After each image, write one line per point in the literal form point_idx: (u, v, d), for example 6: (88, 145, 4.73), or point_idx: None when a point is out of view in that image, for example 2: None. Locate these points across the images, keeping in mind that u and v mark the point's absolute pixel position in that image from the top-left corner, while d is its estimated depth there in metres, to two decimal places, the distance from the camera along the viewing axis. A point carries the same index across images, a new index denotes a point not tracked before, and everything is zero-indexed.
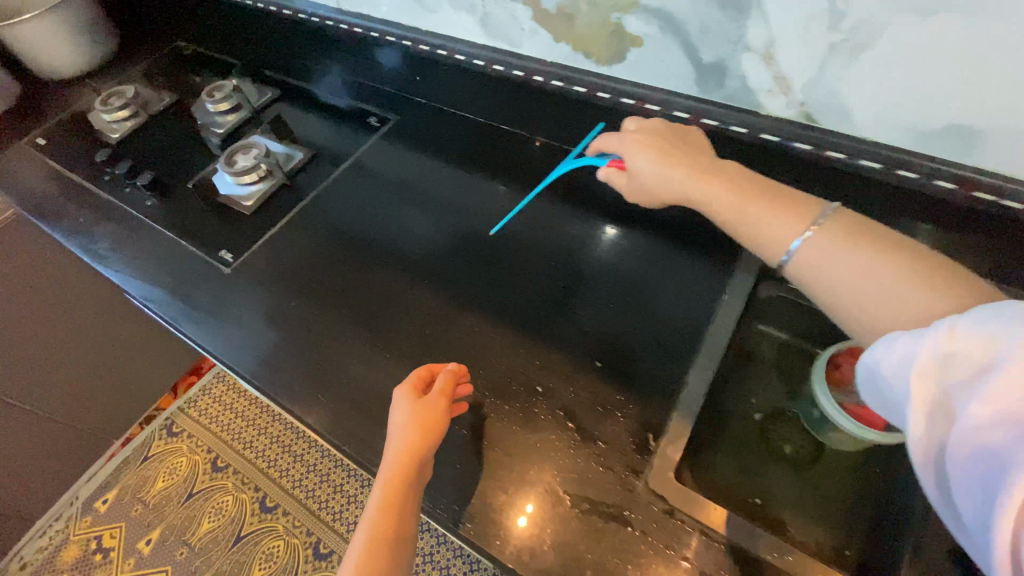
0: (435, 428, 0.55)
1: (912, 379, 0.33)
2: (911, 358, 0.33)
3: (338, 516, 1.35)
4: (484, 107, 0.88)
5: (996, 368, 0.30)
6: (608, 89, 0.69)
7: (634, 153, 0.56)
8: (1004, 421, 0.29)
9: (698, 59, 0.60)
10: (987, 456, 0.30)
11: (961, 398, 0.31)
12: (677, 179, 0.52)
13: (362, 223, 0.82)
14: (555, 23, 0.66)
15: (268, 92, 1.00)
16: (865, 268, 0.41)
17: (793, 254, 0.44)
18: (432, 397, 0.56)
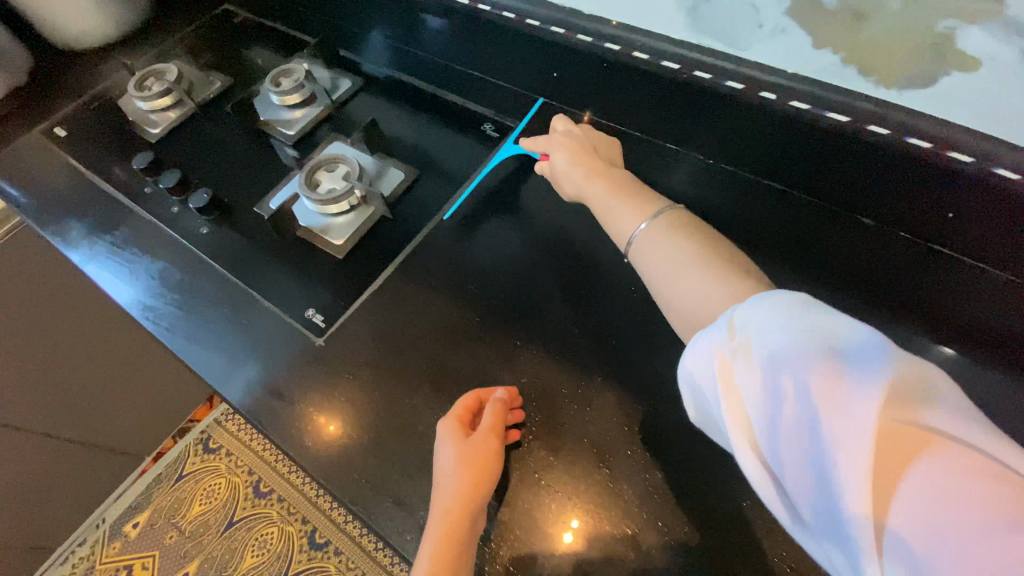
0: (489, 475, 0.48)
1: (724, 390, 0.35)
2: (717, 367, 0.35)
3: (396, 560, 1.21)
4: (651, 119, 0.67)
5: (781, 362, 0.32)
6: (888, 123, 0.46)
7: (561, 157, 0.60)
8: (809, 405, 0.31)
9: None
10: (804, 446, 0.31)
11: (761, 396, 0.33)
12: (580, 184, 0.58)
13: (489, 274, 0.62)
14: (831, 20, 0.47)
15: (347, 81, 0.79)
16: (676, 250, 0.46)
17: (633, 237, 0.50)
18: (482, 436, 0.48)
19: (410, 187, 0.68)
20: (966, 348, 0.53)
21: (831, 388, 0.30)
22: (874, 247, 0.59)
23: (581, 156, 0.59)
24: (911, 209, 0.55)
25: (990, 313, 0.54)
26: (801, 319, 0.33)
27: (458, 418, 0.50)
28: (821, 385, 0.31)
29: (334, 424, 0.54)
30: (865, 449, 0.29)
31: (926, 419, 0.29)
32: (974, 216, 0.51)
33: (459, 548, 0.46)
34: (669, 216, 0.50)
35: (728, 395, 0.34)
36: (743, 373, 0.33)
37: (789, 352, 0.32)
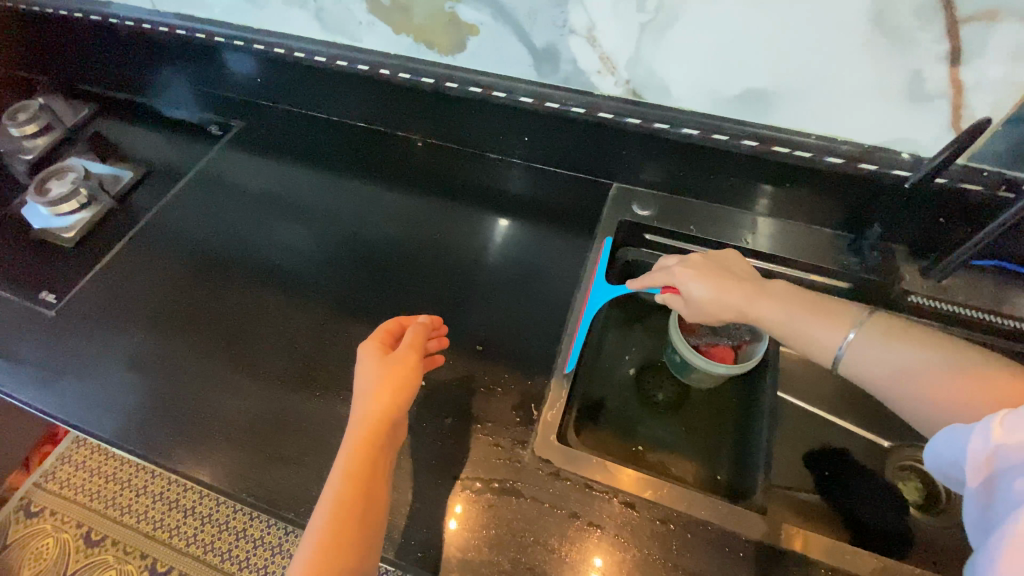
0: (407, 385, 0.54)
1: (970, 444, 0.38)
2: (978, 433, 0.38)
3: (246, 564, 1.24)
4: (337, 105, 0.85)
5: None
6: (455, 79, 0.70)
7: (695, 283, 0.59)
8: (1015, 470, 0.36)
9: (532, 45, 0.63)
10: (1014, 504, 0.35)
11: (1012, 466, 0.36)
12: (740, 305, 0.57)
13: (216, 237, 0.77)
14: (391, 14, 0.66)
15: (85, 109, 0.90)
16: (896, 356, 0.48)
17: (841, 351, 0.51)
18: (405, 350, 0.56)
19: (139, 184, 0.80)
20: (554, 227, 0.77)
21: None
22: (502, 172, 0.83)
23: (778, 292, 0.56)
24: (508, 142, 0.80)
25: (567, 201, 0.79)
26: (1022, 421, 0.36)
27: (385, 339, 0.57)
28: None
29: (201, 474, 0.57)
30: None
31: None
32: (536, 137, 0.76)
33: (379, 446, 0.51)
34: (876, 321, 0.50)
35: (977, 454, 0.38)
36: (1005, 449, 0.36)
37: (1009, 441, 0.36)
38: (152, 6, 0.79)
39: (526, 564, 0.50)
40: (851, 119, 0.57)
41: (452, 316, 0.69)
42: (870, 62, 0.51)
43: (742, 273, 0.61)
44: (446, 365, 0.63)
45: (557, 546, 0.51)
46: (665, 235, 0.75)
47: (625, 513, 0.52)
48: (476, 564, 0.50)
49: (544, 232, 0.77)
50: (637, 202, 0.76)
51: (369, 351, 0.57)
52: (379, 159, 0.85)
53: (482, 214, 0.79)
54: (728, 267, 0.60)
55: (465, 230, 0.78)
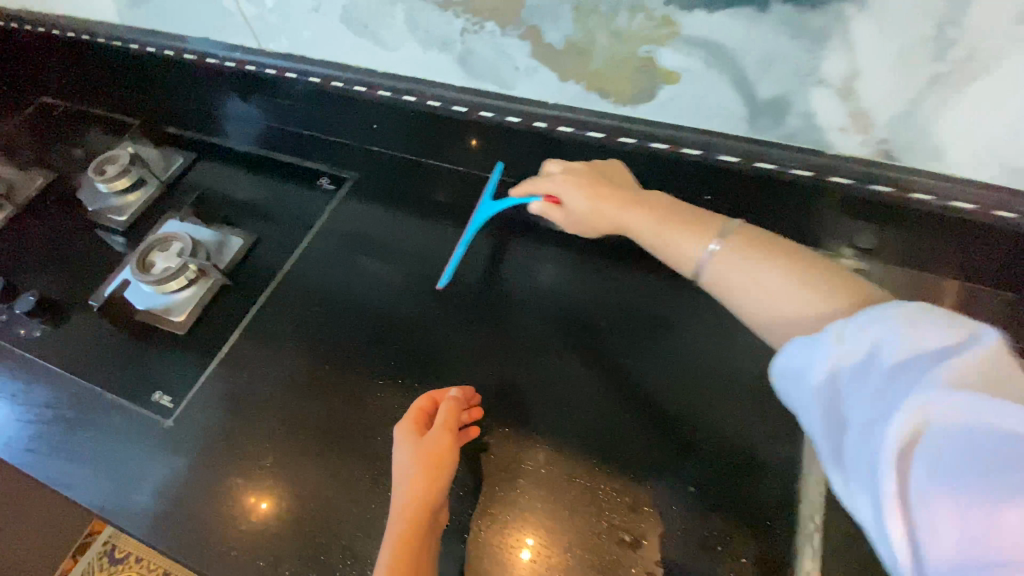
0: (444, 467, 0.51)
1: (819, 370, 0.37)
2: (821, 355, 0.36)
3: None
4: (464, 150, 0.71)
5: (880, 358, 0.34)
6: (633, 132, 0.56)
7: (690, 243, 0.47)
8: (910, 395, 0.32)
9: (753, 96, 0.49)
10: (871, 415, 0.34)
11: (855, 380, 0.35)
12: (614, 215, 0.53)
13: (335, 317, 0.65)
14: (563, 58, 0.53)
15: (177, 157, 0.80)
16: (765, 278, 0.42)
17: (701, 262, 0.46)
18: (435, 433, 0.52)
19: (249, 252, 0.70)
20: None
21: (921, 379, 0.33)
22: None
23: (744, 242, 0.45)
24: None
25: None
26: (914, 317, 0.35)
27: (414, 421, 0.54)
28: (905, 382, 0.33)
29: (267, 502, 0.54)
30: (898, 434, 0.32)
31: (985, 403, 0.31)
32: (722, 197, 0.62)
33: (420, 540, 0.48)
34: (731, 248, 0.45)
35: (819, 367, 0.37)
36: (845, 363, 0.36)
37: (887, 354, 0.34)
38: (257, 45, 0.68)
39: None
40: None
41: (635, 430, 0.55)
42: None
43: (623, 182, 0.56)
44: (645, 509, 0.52)
45: None
46: None
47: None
48: None
49: None
50: None
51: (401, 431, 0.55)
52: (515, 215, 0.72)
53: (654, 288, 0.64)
54: (750, 228, 0.46)
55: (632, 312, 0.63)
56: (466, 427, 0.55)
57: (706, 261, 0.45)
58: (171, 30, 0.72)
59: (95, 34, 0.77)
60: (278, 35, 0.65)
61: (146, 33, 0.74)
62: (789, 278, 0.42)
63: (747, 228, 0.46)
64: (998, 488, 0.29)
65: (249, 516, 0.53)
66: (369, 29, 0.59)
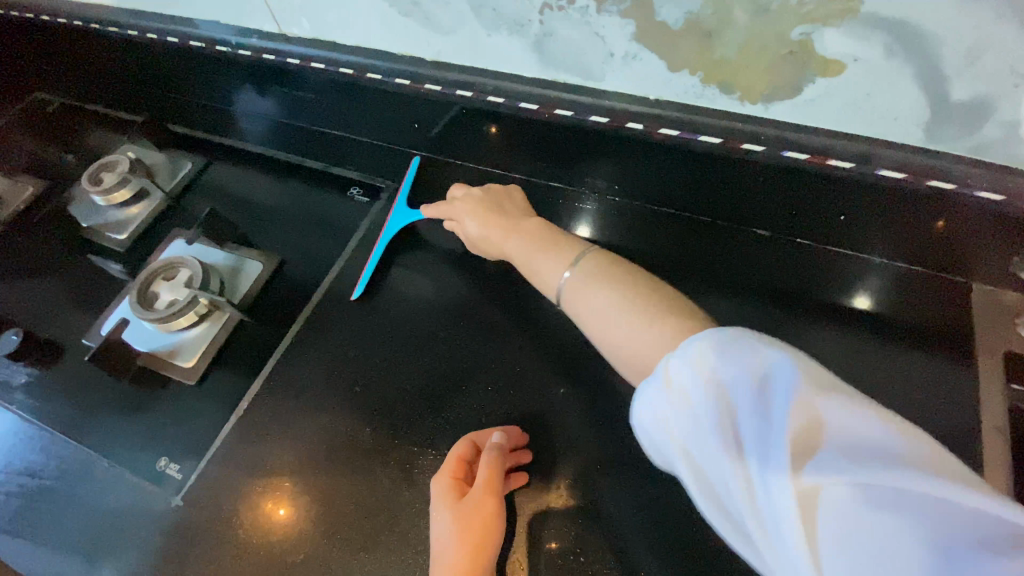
0: (489, 542, 0.42)
1: (653, 414, 0.32)
2: (653, 394, 0.32)
3: None
4: (528, 154, 0.59)
5: (714, 399, 0.29)
6: (762, 139, 0.43)
7: (551, 268, 0.45)
8: (761, 459, 0.27)
9: (943, 96, 0.37)
10: (737, 485, 0.28)
11: (693, 429, 0.30)
12: (501, 241, 0.51)
13: (378, 355, 0.53)
14: (678, 44, 0.40)
15: (184, 162, 0.69)
16: (596, 300, 0.40)
17: (560, 289, 0.44)
18: (479, 496, 0.42)
19: (272, 279, 0.59)
20: (876, 349, 0.52)
21: (758, 431, 0.28)
22: (778, 257, 0.56)
23: (597, 267, 0.43)
24: (801, 217, 0.53)
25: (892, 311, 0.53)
26: (727, 343, 0.30)
27: (452, 476, 0.44)
28: (742, 433, 0.28)
29: (286, 506, 0.47)
30: (791, 494, 0.26)
31: (883, 460, 0.26)
32: (862, 216, 0.49)
33: None
34: (593, 262, 0.43)
35: (660, 424, 0.31)
36: (667, 404, 0.31)
37: (711, 390, 0.29)
38: (275, 29, 0.56)
39: None
40: None
41: None
42: None
43: (518, 207, 0.54)
44: None
45: None
46: None
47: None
48: None
49: (866, 354, 0.51)
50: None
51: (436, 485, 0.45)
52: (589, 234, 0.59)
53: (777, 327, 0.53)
54: (622, 259, 0.43)
55: None
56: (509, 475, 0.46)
57: (564, 286, 0.43)
58: (173, 13, 0.60)
59: (85, 19, 0.66)
60: (303, 16, 0.53)
61: (143, 16, 0.62)
62: (624, 304, 0.39)
63: (611, 256, 0.44)
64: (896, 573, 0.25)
65: (268, 527, 0.47)
66: (419, 8, 0.47)
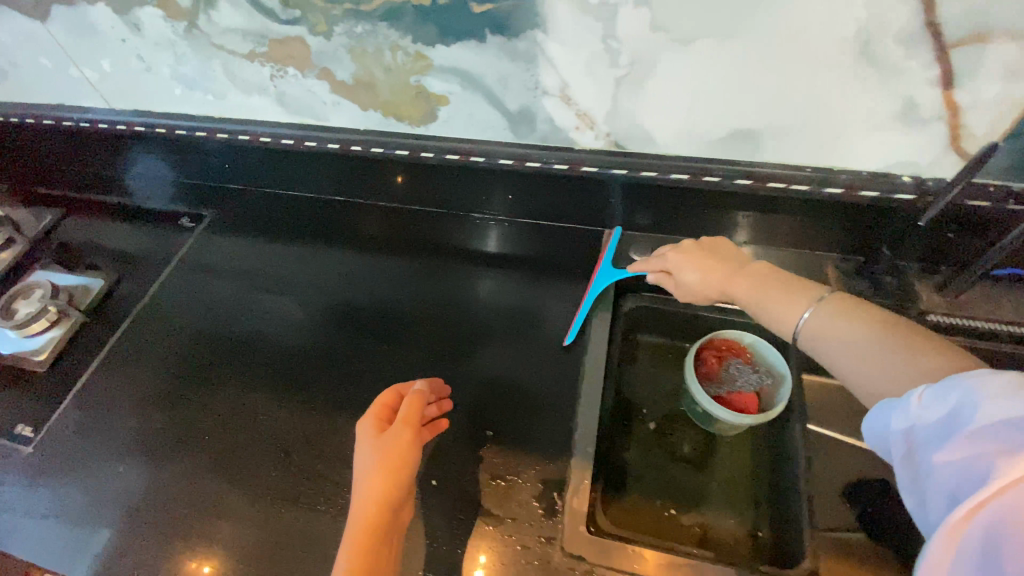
0: (405, 461, 0.53)
1: (891, 421, 0.38)
2: (898, 409, 0.38)
3: None
4: (309, 181, 0.82)
5: (961, 425, 0.34)
6: (431, 148, 0.67)
7: (790, 306, 0.50)
8: (974, 473, 0.33)
9: (505, 109, 0.60)
10: (947, 485, 0.35)
11: (928, 440, 0.36)
12: (723, 286, 0.57)
13: (204, 329, 0.74)
14: (357, 92, 0.63)
15: (47, 214, 0.86)
16: (848, 337, 0.45)
17: (800, 327, 0.48)
18: (402, 423, 0.55)
19: (111, 290, 0.76)
20: (552, 281, 0.75)
21: (995, 454, 0.33)
22: (491, 232, 0.80)
23: (841, 306, 0.47)
24: (492, 200, 0.76)
25: (559, 256, 0.76)
26: (1014, 390, 0.33)
27: (377, 416, 0.56)
28: (982, 455, 0.33)
29: (209, 565, 0.56)
30: (977, 501, 0.32)
31: None
32: (521, 194, 0.73)
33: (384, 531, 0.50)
34: (835, 299, 0.48)
35: (896, 432, 0.38)
36: (922, 422, 0.36)
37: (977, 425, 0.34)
38: (106, 106, 0.76)
39: None
40: (850, 151, 0.55)
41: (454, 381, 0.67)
42: (860, 88, 0.49)
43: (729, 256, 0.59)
44: (457, 458, 0.59)
45: None
46: None
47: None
48: None
49: (544, 285, 0.75)
50: (632, 247, 0.72)
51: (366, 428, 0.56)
52: (360, 232, 0.82)
53: (510, 279, 0.76)
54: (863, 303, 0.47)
55: (463, 300, 0.74)
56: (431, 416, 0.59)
57: (803, 324, 0.48)
58: (25, 100, 0.78)
59: None
60: (124, 95, 0.73)
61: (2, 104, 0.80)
62: (882, 344, 0.43)
63: (850, 298, 0.48)
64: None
65: None
66: (200, 84, 0.68)
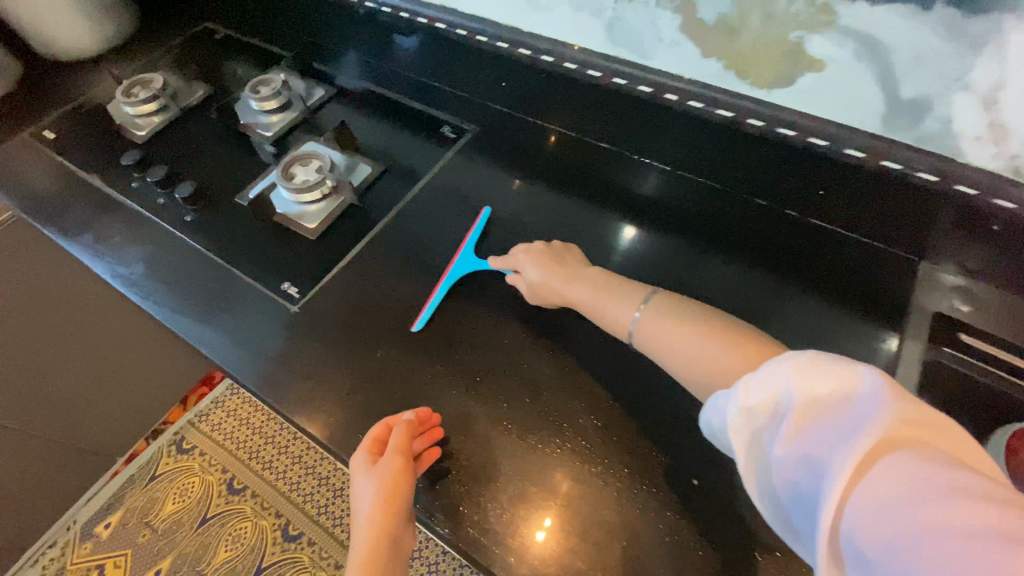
0: (399, 497, 0.53)
1: (729, 421, 0.40)
2: (732, 401, 0.40)
3: None
4: (585, 122, 0.78)
5: (788, 408, 0.36)
6: (762, 115, 0.58)
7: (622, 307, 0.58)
8: (813, 467, 0.33)
9: (893, 94, 0.51)
10: (791, 479, 0.35)
11: (768, 432, 0.37)
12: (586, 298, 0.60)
13: (441, 256, 0.70)
14: (711, 35, 0.56)
15: (319, 89, 0.88)
16: (673, 332, 0.53)
17: (633, 325, 0.56)
18: (385, 459, 0.53)
19: (376, 179, 0.77)
20: (837, 305, 0.65)
21: (822, 427, 0.34)
22: (773, 226, 0.71)
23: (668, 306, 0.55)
24: (792, 191, 0.68)
25: (855, 276, 0.66)
26: (810, 367, 0.36)
27: (368, 449, 0.55)
28: (799, 432, 0.35)
29: (438, 509, 0.54)
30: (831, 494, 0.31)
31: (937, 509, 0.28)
32: (836, 193, 0.64)
33: (387, 558, 0.54)
34: (661, 297, 0.56)
35: (732, 424, 0.39)
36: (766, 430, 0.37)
37: (787, 428, 0.35)
38: None
39: None
40: None
41: None
42: None
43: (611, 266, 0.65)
44: (724, 466, 0.54)
45: None
46: (1003, 344, 0.59)
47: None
48: None
49: (826, 308, 0.65)
50: (954, 294, 0.62)
51: (359, 455, 0.56)
52: (619, 188, 0.77)
53: (799, 299, 0.66)
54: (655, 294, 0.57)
55: (728, 294, 0.67)
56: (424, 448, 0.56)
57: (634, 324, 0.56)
58: None
59: None
60: None
61: None
62: (690, 331, 0.51)
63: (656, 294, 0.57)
64: (970, 562, 0.26)
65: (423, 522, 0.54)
66: None
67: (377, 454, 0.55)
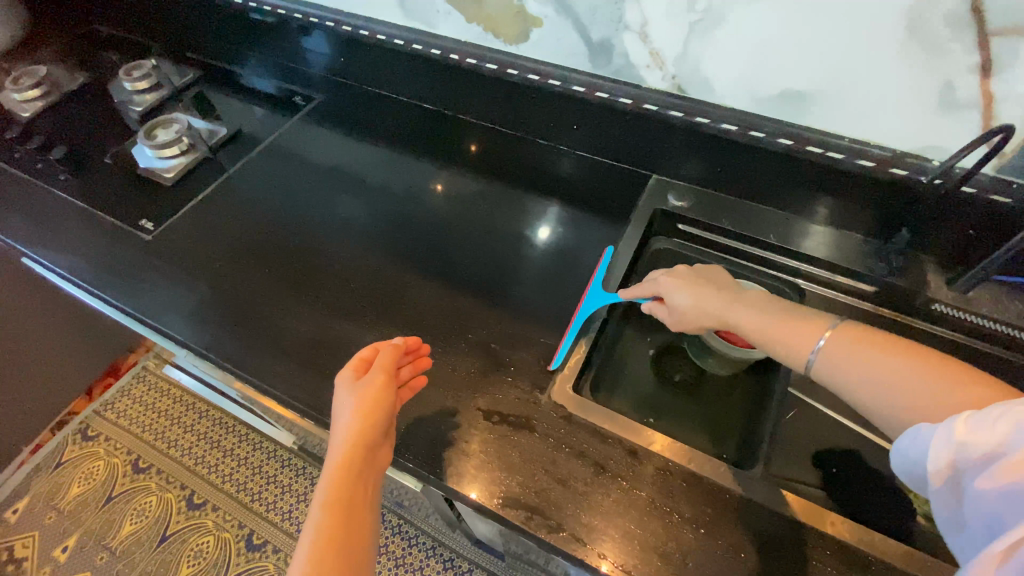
0: (381, 407, 0.55)
1: (930, 442, 0.40)
2: (942, 431, 0.39)
3: (258, 497, 1.34)
4: (407, 89, 0.95)
5: (1007, 453, 0.35)
6: (516, 65, 0.78)
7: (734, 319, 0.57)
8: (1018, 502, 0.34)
9: (589, 38, 0.69)
10: (990, 509, 0.36)
11: (974, 466, 0.37)
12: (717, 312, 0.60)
13: (281, 199, 0.85)
14: (466, 5, 0.74)
15: (190, 72, 1.02)
16: (863, 369, 0.48)
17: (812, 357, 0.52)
18: (374, 371, 0.56)
19: (232, 139, 0.92)
20: (590, 213, 0.83)
21: None
22: (552, 159, 0.90)
23: (856, 336, 0.50)
24: (560, 129, 0.87)
25: (602, 192, 0.85)
26: None
27: (353, 365, 0.58)
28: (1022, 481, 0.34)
29: (262, 374, 0.67)
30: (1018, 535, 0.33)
31: None
32: (586, 125, 0.83)
33: (359, 473, 0.52)
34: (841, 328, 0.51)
35: (938, 453, 0.39)
36: (964, 449, 0.38)
37: (999, 470, 0.36)
38: None
39: (518, 479, 0.56)
40: (900, 129, 0.59)
41: (491, 271, 0.77)
42: (886, 77, 0.56)
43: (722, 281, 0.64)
44: (488, 323, 0.70)
45: (557, 471, 0.57)
46: (699, 226, 0.80)
47: (620, 491, 0.55)
48: (489, 474, 0.57)
49: (581, 215, 0.83)
50: (671, 193, 0.81)
51: (344, 377, 0.58)
52: (437, 139, 0.94)
53: (563, 210, 0.84)
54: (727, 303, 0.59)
55: (510, 209, 0.85)
56: (407, 373, 0.60)
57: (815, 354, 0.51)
58: None
59: None
60: None
61: None
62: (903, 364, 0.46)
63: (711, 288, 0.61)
64: None
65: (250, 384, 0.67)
66: None
67: (362, 375, 0.58)
